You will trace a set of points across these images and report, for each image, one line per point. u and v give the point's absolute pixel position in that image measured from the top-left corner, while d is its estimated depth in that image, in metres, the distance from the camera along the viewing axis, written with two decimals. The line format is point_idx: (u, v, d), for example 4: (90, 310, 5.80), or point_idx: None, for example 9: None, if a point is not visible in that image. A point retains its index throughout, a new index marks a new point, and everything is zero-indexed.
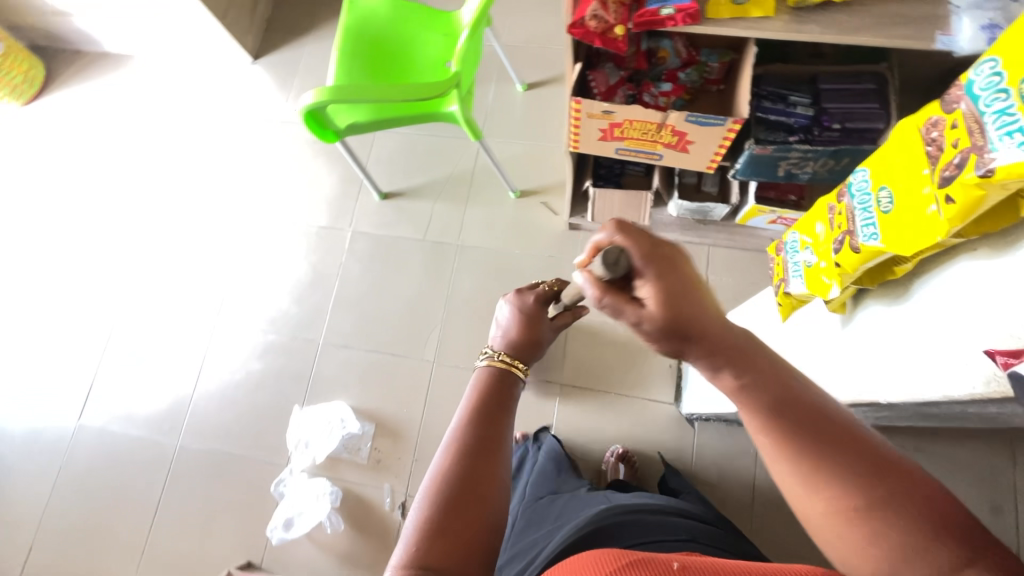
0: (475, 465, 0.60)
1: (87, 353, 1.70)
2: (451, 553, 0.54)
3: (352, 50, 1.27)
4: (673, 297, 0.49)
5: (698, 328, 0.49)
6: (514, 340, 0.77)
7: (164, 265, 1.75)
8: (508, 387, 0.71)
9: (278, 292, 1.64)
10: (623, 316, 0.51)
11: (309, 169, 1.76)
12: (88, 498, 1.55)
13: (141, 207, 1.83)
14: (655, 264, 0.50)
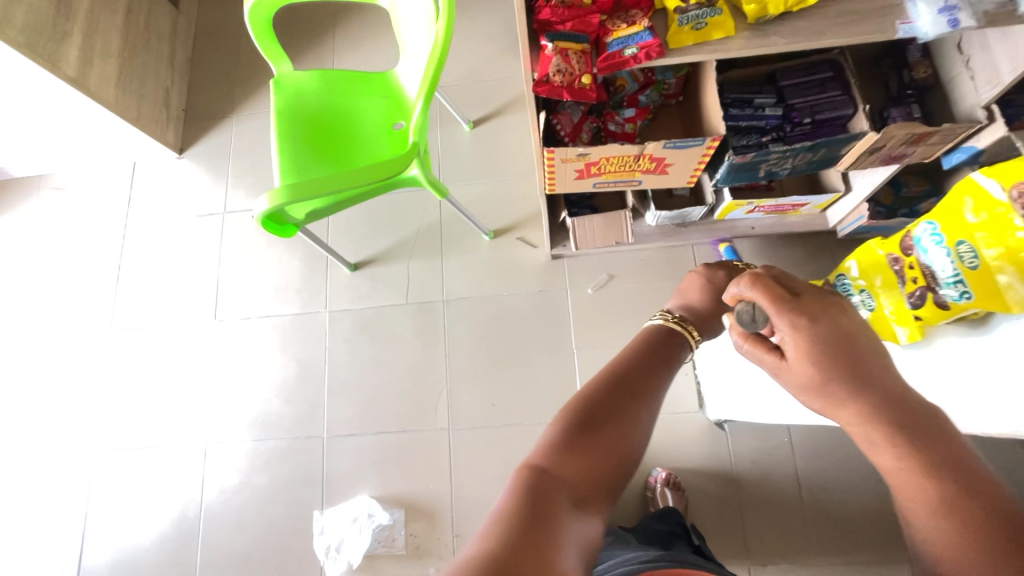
0: (627, 403, 0.52)
1: (68, 510, 1.54)
2: (590, 475, 0.47)
3: (291, 134, 1.19)
4: (816, 354, 0.47)
5: (845, 393, 0.46)
6: (696, 306, 0.66)
7: (134, 393, 1.61)
8: (680, 346, 0.62)
9: (265, 394, 1.54)
10: (766, 367, 0.52)
11: (267, 256, 1.66)
12: None
13: (91, 337, 1.68)
14: (789, 314, 0.49)
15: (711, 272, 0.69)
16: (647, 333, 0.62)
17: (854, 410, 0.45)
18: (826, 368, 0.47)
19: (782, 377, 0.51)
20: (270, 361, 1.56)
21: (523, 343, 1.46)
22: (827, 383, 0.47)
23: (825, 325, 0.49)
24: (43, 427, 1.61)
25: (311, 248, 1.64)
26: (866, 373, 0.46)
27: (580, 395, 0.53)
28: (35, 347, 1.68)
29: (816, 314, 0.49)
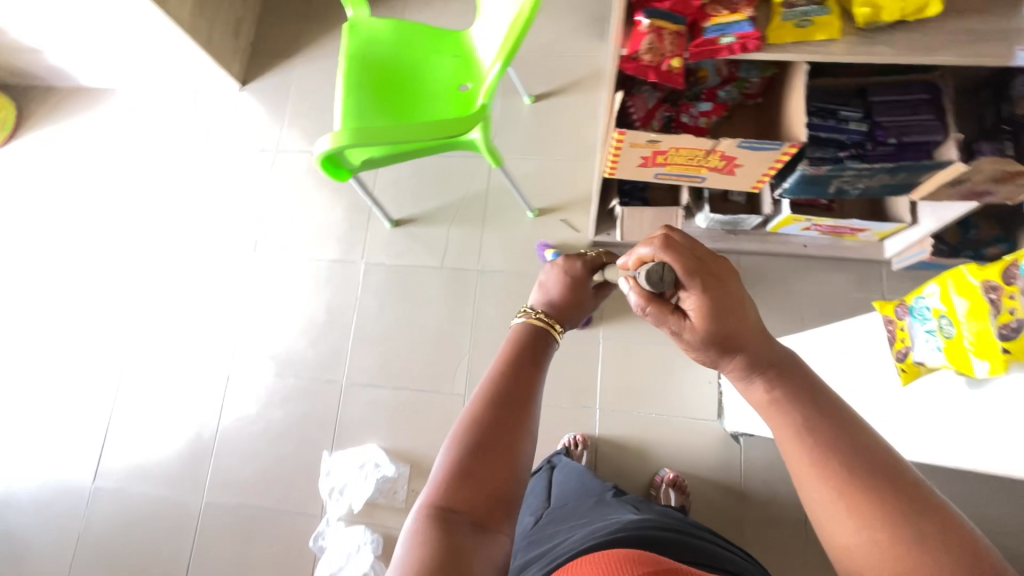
0: (506, 422, 0.54)
1: (93, 411, 1.61)
2: (481, 498, 0.50)
3: (358, 80, 1.19)
4: (715, 311, 0.51)
5: (740, 344, 0.52)
6: (556, 302, 0.71)
7: (167, 313, 1.66)
8: (548, 339, 0.66)
9: (292, 334, 1.57)
10: (666, 324, 0.55)
11: (312, 199, 1.68)
12: (112, 567, 1.48)
13: (134, 252, 1.73)
14: (698, 278, 0.52)
15: (570, 271, 0.75)
16: (521, 330, 0.66)
17: (738, 361, 0.52)
18: (719, 325, 0.51)
19: (681, 332, 0.54)
20: (301, 302, 1.59)
21: None
22: (722, 340, 0.52)
23: (724, 285, 0.52)
24: (78, 330, 1.68)
25: (356, 198, 1.65)
26: (747, 331, 0.52)
27: (460, 427, 0.53)
28: (81, 253, 1.75)
29: (713, 275, 0.53)
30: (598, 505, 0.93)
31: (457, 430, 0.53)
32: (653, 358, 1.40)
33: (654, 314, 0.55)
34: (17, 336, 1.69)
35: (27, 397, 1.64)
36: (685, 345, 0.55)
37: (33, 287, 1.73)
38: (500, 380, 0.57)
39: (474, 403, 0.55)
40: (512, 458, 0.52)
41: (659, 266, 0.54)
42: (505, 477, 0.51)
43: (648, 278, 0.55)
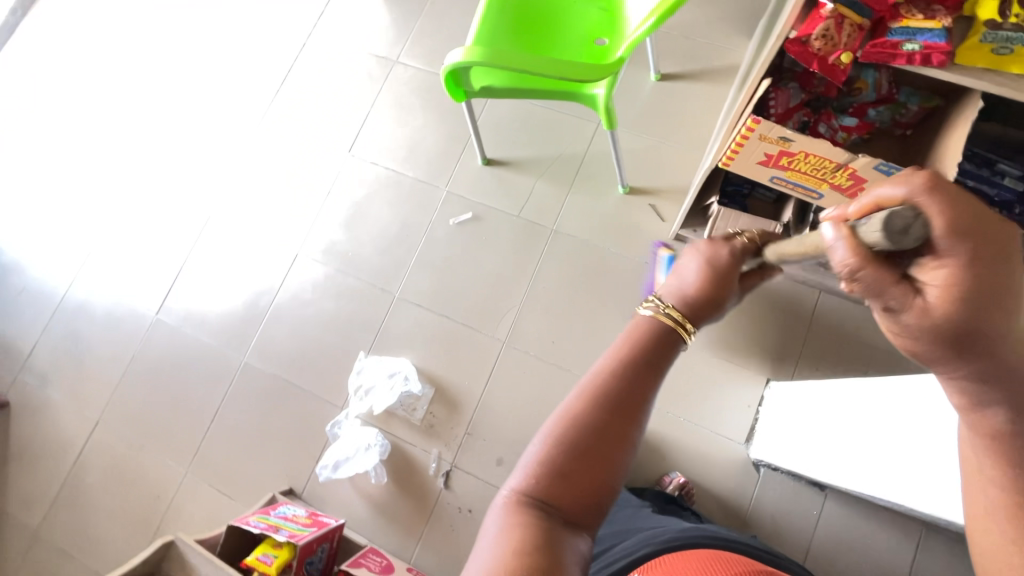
0: (609, 425, 0.53)
1: (170, 252, 1.74)
2: (574, 497, 0.50)
3: (501, 7, 1.18)
4: (971, 293, 0.40)
5: (984, 345, 0.40)
6: (692, 296, 0.64)
7: (258, 182, 1.75)
8: (676, 339, 0.60)
9: (363, 236, 1.63)
10: (884, 296, 0.43)
11: (415, 115, 1.71)
12: (153, 391, 1.63)
13: (244, 117, 1.82)
14: (966, 244, 0.39)
15: (706, 265, 0.67)
16: (644, 326, 0.61)
17: (967, 368, 0.42)
18: (971, 312, 0.40)
19: (902, 311, 0.42)
20: (379, 210, 1.64)
21: (607, 302, 1.45)
22: (959, 332, 0.40)
23: (1001, 263, 0.39)
24: (178, 174, 1.81)
25: (458, 126, 1.66)
26: (999, 332, 0.40)
27: (558, 422, 0.53)
28: (198, 105, 1.86)
29: (989, 246, 0.40)
30: (641, 515, 0.99)
31: (552, 425, 0.54)
32: (699, 365, 1.37)
33: (874, 279, 0.43)
34: (126, 165, 1.84)
35: (122, 221, 1.79)
36: (899, 328, 0.43)
37: (151, 123, 1.87)
38: (604, 380, 0.56)
39: (573, 401, 0.55)
40: (609, 461, 0.52)
41: (912, 216, 0.40)
42: (598, 478, 0.51)
43: (882, 227, 0.41)
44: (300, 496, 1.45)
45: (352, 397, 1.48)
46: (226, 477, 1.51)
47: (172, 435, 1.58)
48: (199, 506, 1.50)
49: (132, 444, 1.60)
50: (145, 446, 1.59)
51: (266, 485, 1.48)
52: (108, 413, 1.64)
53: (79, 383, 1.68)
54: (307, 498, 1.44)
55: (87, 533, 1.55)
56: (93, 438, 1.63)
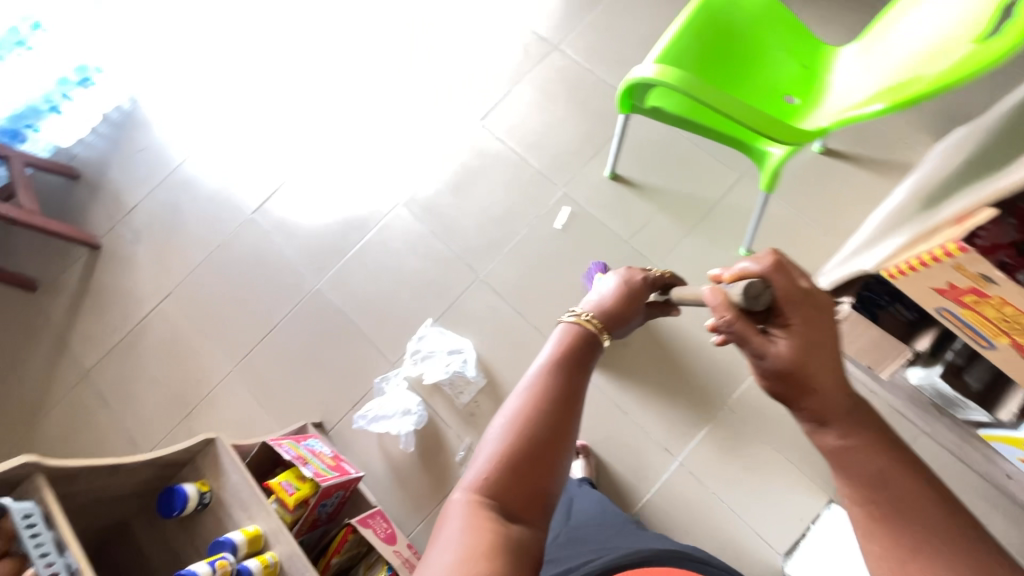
0: (555, 424, 0.60)
1: (283, 159, 1.77)
2: (520, 493, 0.56)
3: (700, 31, 1.08)
4: (806, 346, 0.56)
5: (819, 378, 0.56)
6: (610, 308, 0.77)
7: (383, 123, 1.74)
8: (596, 342, 0.71)
9: (465, 208, 1.60)
10: (748, 344, 0.58)
11: (556, 106, 1.65)
12: (227, 283, 1.68)
13: (391, 55, 1.82)
14: (793, 309, 0.58)
15: (624, 281, 0.80)
16: (574, 331, 0.70)
17: (813, 397, 0.56)
18: (809, 359, 0.56)
19: (764, 358, 0.57)
20: (489, 187, 1.61)
21: (689, 360, 1.36)
22: (804, 373, 0.56)
23: (819, 323, 0.57)
24: (313, 90, 1.83)
25: (594, 132, 1.60)
26: (826, 366, 0.56)
27: (504, 423, 0.60)
28: (353, 30, 1.87)
29: (809, 309, 0.58)
30: (624, 532, 0.91)
31: (491, 431, 0.60)
32: (762, 459, 1.28)
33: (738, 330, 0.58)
34: (271, 65, 1.89)
35: (250, 117, 1.84)
36: (761, 370, 0.58)
37: (305, 34, 1.90)
38: (539, 388, 0.62)
39: (509, 410, 0.61)
40: (555, 459, 0.58)
41: (761, 286, 0.58)
42: (542, 475, 0.58)
43: (745, 294, 0.58)
44: (327, 433, 1.47)
45: (407, 359, 1.48)
46: (266, 388, 1.55)
47: (230, 331, 1.63)
48: (234, 406, 1.55)
49: (194, 324, 1.66)
50: (204, 333, 1.64)
51: (300, 409, 1.51)
52: (182, 290, 1.70)
53: (166, 252, 1.75)
54: (333, 437, 1.46)
55: (128, 391, 1.62)
56: (161, 306, 1.70)
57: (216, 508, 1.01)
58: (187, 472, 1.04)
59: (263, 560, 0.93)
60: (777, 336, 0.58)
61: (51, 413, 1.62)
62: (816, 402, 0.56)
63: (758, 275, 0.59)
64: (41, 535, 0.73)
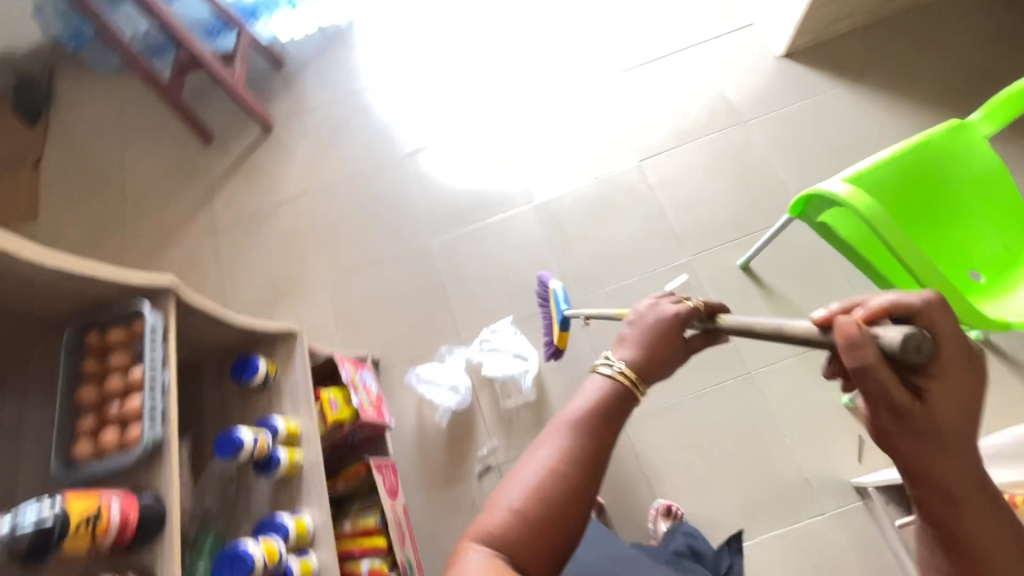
0: (576, 486, 0.55)
1: (449, 121, 1.89)
2: (534, 550, 0.53)
3: (910, 171, 1.01)
4: (954, 409, 0.45)
5: (951, 447, 0.46)
6: (643, 356, 0.63)
7: (549, 128, 1.80)
8: (627, 399, 0.60)
9: (589, 234, 1.62)
10: (892, 401, 0.45)
11: (716, 177, 1.62)
12: (356, 204, 1.82)
13: (583, 70, 1.87)
14: (945, 360, 0.45)
15: (655, 314, 0.67)
16: (590, 387, 0.61)
17: (939, 470, 0.47)
18: (953, 422, 0.45)
19: (906, 418, 0.45)
20: (619, 225, 1.61)
21: (742, 478, 1.26)
22: (941, 439, 0.46)
23: (968, 380, 0.45)
24: (501, 74, 1.93)
25: (743, 219, 1.56)
26: (961, 433, 0.46)
27: (523, 478, 0.55)
28: (559, 34, 1.95)
29: (963, 367, 0.45)
30: None
31: (501, 486, 0.57)
32: None
33: (874, 385, 0.44)
34: (477, 38, 2.02)
35: (440, 74, 1.99)
36: (893, 428, 0.46)
37: (516, 23, 2.02)
38: (551, 442, 0.57)
39: (518, 467, 0.57)
40: (570, 517, 0.54)
41: (921, 332, 0.44)
42: (556, 526, 0.54)
43: (909, 344, 0.43)
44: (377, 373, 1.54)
45: (477, 343, 1.52)
46: (346, 308, 1.66)
47: (339, 246, 1.76)
48: (314, 312, 1.67)
49: (314, 226, 1.82)
50: (319, 239, 1.79)
51: (365, 339, 1.60)
52: (317, 196, 1.87)
53: (321, 157, 1.93)
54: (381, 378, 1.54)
55: (240, 259, 1.80)
56: (296, 198, 1.87)
57: (270, 393, 1.08)
58: (263, 351, 1.13)
59: (292, 455, 0.99)
60: (926, 396, 0.45)
61: (177, 249, 1.85)
62: (953, 471, 0.47)
63: (910, 314, 0.46)
64: (158, 347, 0.78)
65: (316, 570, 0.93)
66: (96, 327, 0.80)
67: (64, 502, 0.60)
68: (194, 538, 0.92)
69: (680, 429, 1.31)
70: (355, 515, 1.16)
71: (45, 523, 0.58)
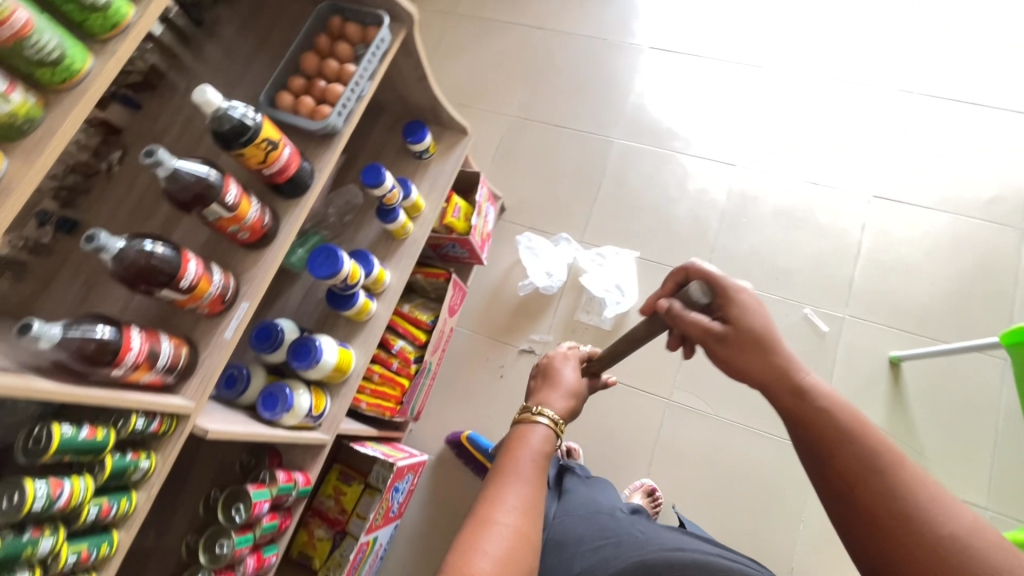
0: (529, 542, 0.59)
1: (716, 24, 1.63)
2: None
3: None
4: (740, 319, 0.62)
5: (762, 347, 0.61)
6: (557, 400, 0.74)
7: (813, 112, 1.49)
8: (553, 437, 0.69)
9: (769, 232, 1.41)
10: (695, 329, 0.64)
11: (948, 260, 1.33)
12: (571, 55, 1.68)
13: (899, 72, 1.49)
14: (723, 292, 0.64)
15: (553, 362, 0.79)
16: (527, 441, 0.68)
17: (762, 375, 0.60)
18: (744, 331, 0.61)
19: (716, 340, 0.62)
20: (803, 241, 1.39)
21: (734, 523, 1.21)
22: (745, 344, 0.61)
23: (740, 298, 0.63)
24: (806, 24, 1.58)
25: (939, 320, 1.28)
26: (756, 334, 0.61)
27: (479, 531, 0.58)
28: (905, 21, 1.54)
29: (729, 295, 0.64)
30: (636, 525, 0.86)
31: (455, 545, 0.57)
32: None
33: (685, 323, 0.64)
34: None
35: None
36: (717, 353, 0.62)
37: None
38: (501, 498, 0.61)
39: (469, 532, 0.57)
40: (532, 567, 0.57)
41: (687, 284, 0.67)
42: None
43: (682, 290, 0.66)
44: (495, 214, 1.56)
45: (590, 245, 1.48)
46: (504, 142, 1.63)
47: (532, 82, 1.68)
48: (480, 134, 1.64)
49: (524, 48, 1.72)
50: (523, 71, 1.69)
51: (501, 182, 1.59)
52: (546, 33, 1.73)
53: None
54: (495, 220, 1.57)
55: (454, 50, 1.76)
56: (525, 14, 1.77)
57: (420, 165, 1.17)
58: (433, 127, 1.19)
59: (405, 223, 1.08)
60: (723, 321, 0.63)
61: None
62: (769, 374, 0.60)
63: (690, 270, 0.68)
64: (375, 61, 0.84)
65: (371, 316, 1.05)
66: (341, 12, 0.87)
67: (263, 118, 0.69)
68: (306, 230, 1.08)
69: (713, 446, 1.26)
70: (414, 305, 1.29)
71: (246, 120, 0.67)
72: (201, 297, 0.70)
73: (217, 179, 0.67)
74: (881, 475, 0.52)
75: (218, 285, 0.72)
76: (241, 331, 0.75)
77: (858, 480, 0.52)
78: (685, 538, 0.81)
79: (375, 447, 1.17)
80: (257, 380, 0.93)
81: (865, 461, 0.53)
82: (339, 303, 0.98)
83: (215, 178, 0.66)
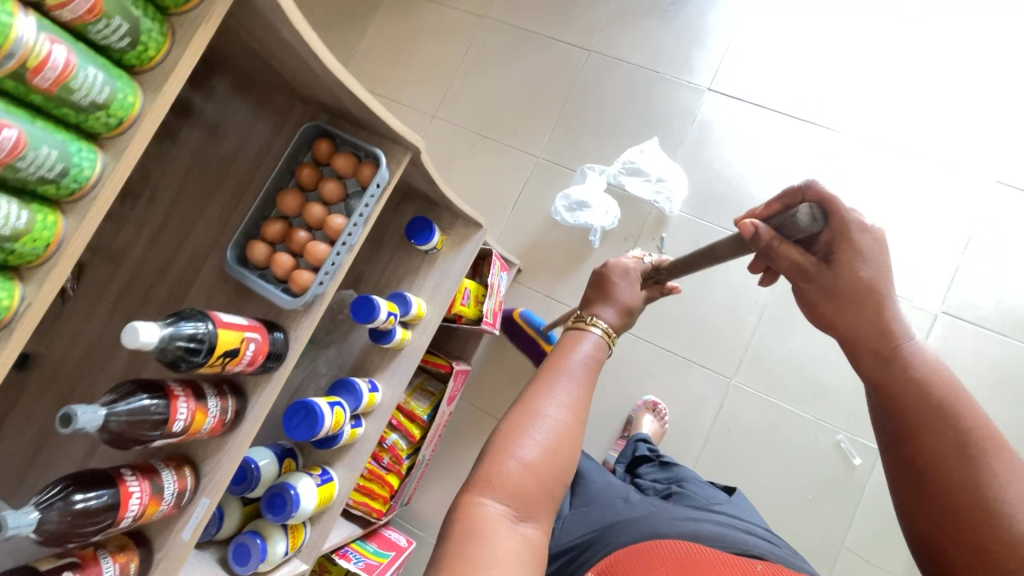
0: (569, 429, 0.57)
1: (793, 74, 1.36)
2: (534, 486, 0.52)
3: None
4: (859, 254, 0.57)
5: (865, 294, 0.57)
6: (608, 317, 0.69)
7: (891, 201, 1.27)
8: (603, 346, 0.66)
9: (812, 340, 1.25)
10: (789, 256, 0.61)
11: (1010, 400, 1.17)
12: (616, 91, 1.43)
13: (1004, 158, 1.25)
14: (842, 230, 0.58)
15: (607, 267, 0.74)
16: (575, 345, 0.64)
17: (868, 333, 0.57)
18: (852, 269, 0.57)
19: (805, 270, 0.60)
20: None
21: None
22: (842, 291, 0.58)
23: (860, 236, 0.58)
24: (908, 82, 1.31)
25: None
26: (860, 274, 0.57)
27: (510, 424, 0.56)
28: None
29: (848, 244, 0.58)
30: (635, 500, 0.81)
31: (501, 427, 0.56)
32: None
33: (778, 252, 0.62)
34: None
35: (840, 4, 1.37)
36: (801, 284, 0.61)
37: (995, 24, 1.30)
38: (546, 391, 0.58)
39: (514, 421, 0.56)
40: (571, 449, 0.56)
41: (808, 210, 0.59)
42: (559, 477, 0.55)
43: (801, 219, 0.59)
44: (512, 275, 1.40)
45: (625, 167, 1.36)
46: (531, 192, 1.43)
47: (568, 120, 1.44)
48: (502, 176, 1.45)
49: (562, 75, 1.47)
50: (559, 105, 1.46)
51: (523, 239, 1.41)
52: (588, 59, 1.46)
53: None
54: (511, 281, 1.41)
55: (483, 68, 1.52)
56: (568, 31, 1.49)
57: (426, 262, 1.01)
58: (443, 216, 1.02)
59: (403, 337, 0.95)
60: (828, 259, 0.60)
61: (434, 7, 1.59)
62: (860, 327, 0.57)
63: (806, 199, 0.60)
64: (371, 204, 0.68)
65: (359, 439, 0.95)
66: (329, 135, 0.70)
67: (218, 327, 0.56)
68: None
69: None
70: (412, 392, 1.18)
71: (195, 340, 0.54)
72: (152, 515, 0.61)
73: (162, 407, 0.55)
74: (963, 458, 0.52)
75: (170, 496, 0.62)
76: (200, 530, 0.66)
77: (940, 468, 0.53)
78: (693, 508, 0.78)
79: (359, 554, 1.10)
80: (232, 516, 0.86)
81: (957, 445, 0.53)
82: (322, 441, 0.88)
83: (158, 408, 0.55)
